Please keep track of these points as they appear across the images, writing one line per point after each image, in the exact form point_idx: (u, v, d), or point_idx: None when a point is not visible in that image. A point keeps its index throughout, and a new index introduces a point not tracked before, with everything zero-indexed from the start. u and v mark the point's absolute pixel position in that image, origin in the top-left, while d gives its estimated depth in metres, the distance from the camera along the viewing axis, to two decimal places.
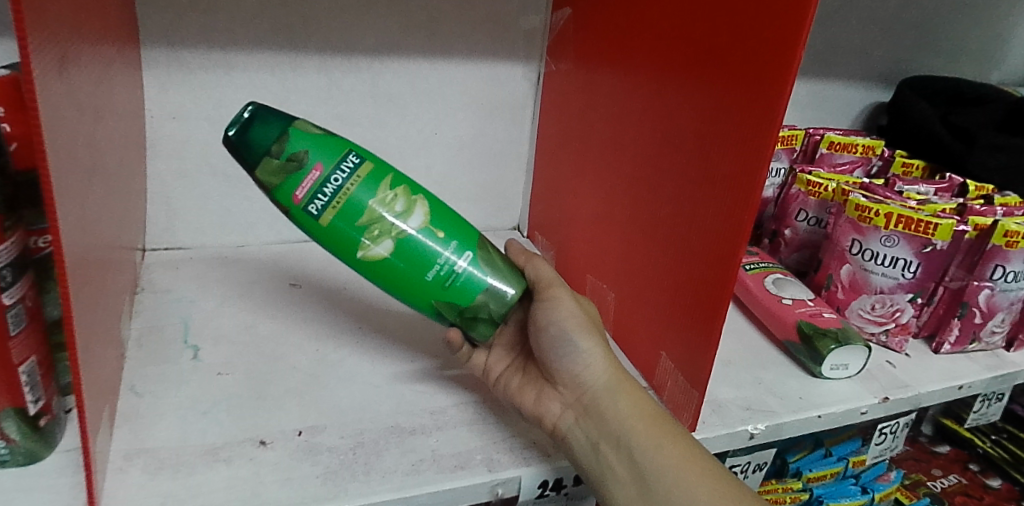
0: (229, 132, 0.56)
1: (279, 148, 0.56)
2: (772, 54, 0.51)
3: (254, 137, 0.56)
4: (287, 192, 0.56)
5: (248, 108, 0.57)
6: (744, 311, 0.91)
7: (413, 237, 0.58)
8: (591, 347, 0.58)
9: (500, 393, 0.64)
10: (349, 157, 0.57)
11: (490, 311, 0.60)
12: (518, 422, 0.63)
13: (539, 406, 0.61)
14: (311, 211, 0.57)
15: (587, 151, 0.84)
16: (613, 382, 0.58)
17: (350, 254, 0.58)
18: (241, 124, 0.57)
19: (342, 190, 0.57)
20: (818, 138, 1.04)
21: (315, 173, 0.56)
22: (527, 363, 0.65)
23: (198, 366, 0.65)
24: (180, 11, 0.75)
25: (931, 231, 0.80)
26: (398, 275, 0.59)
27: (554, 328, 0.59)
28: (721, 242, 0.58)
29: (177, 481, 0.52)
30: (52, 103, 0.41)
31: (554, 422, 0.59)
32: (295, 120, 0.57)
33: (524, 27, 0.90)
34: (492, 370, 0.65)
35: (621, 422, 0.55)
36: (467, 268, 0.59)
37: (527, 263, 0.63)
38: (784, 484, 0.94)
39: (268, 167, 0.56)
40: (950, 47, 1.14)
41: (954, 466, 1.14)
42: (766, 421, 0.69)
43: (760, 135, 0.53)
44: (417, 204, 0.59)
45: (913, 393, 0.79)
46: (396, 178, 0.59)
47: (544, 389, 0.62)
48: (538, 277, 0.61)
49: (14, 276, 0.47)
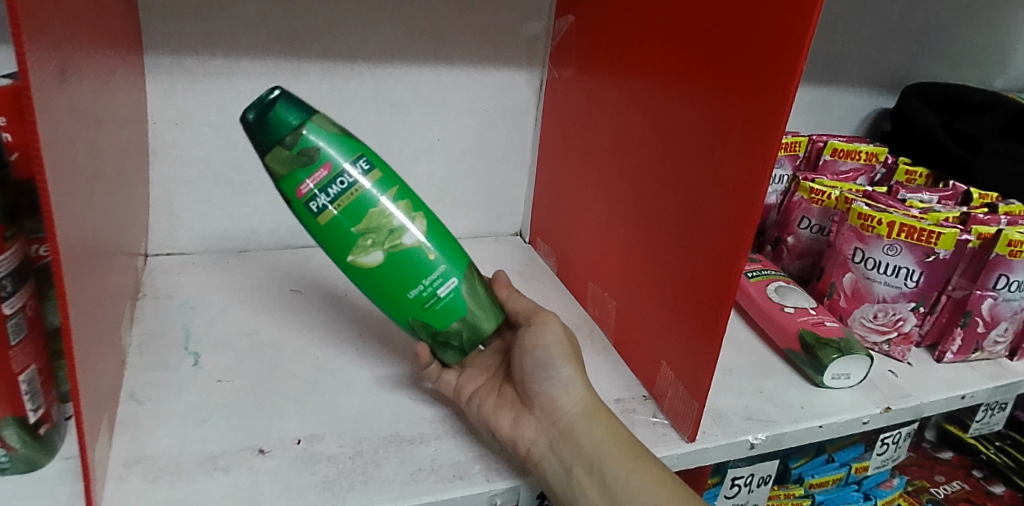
0: (247, 113, 0.55)
1: (293, 139, 0.55)
2: (775, 63, 0.51)
3: (272, 122, 0.55)
4: (292, 184, 0.56)
5: (275, 91, 0.55)
6: (746, 319, 0.91)
7: (406, 251, 0.59)
8: (570, 374, 0.59)
9: (473, 414, 0.61)
10: (359, 162, 0.58)
11: (461, 340, 0.62)
12: (492, 444, 0.60)
13: (513, 431, 0.58)
14: (312, 207, 0.57)
15: (589, 157, 0.83)
16: (590, 409, 0.58)
17: (341, 255, 0.59)
18: (261, 106, 0.55)
19: (348, 192, 0.57)
20: (821, 145, 1.04)
21: (324, 170, 0.56)
22: (502, 386, 0.63)
23: (199, 374, 0.65)
24: (184, 18, 0.75)
25: (934, 240, 0.80)
26: (384, 285, 0.59)
27: (539, 353, 0.59)
28: (723, 250, 0.57)
29: (175, 490, 0.52)
30: (52, 113, 0.41)
31: (528, 447, 0.57)
32: (315, 114, 0.57)
33: (527, 34, 0.90)
34: (464, 389, 0.63)
35: (597, 448, 0.56)
36: (449, 294, 0.60)
37: (508, 296, 0.66)
38: (786, 490, 0.94)
39: (279, 155, 0.56)
40: (955, 53, 1.14)
41: (958, 472, 1.13)
42: (767, 431, 0.69)
43: (764, 142, 0.52)
44: (416, 221, 0.59)
45: (915, 403, 0.78)
46: (402, 191, 0.59)
47: (518, 412, 0.60)
48: (517, 310, 0.64)
49: (14, 285, 0.47)
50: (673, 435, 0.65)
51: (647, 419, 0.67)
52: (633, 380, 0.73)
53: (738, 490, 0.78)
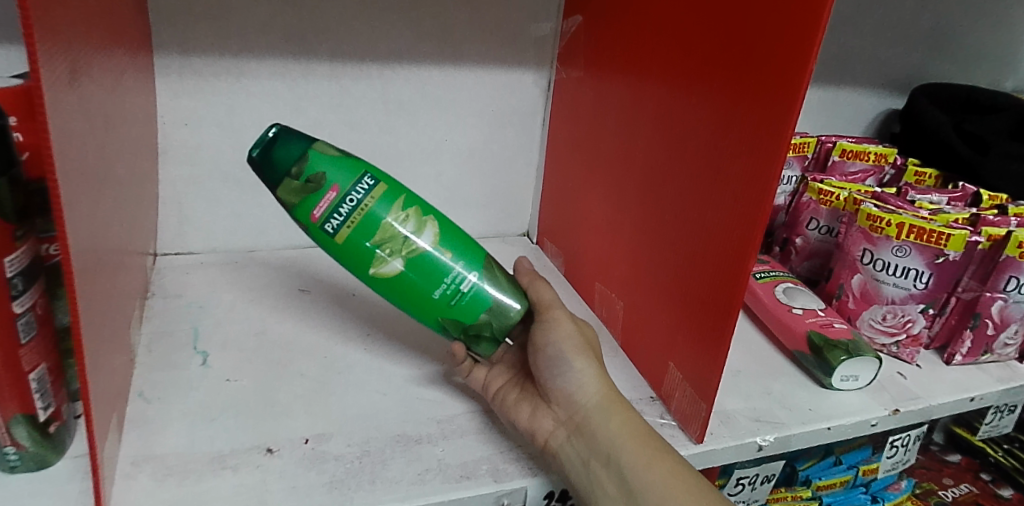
0: (253, 152, 0.59)
1: (299, 169, 0.58)
2: (784, 61, 0.51)
3: (276, 159, 0.58)
4: (305, 211, 0.58)
5: (272, 129, 0.59)
6: (753, 320, 0.91)
7: (423, 255, 0.60)
8: (583, 368, 0.59)
9: (496, 408, 0.63)
10: (365, 178, 0.59)
11: (493, 330, 0.62)
12: (514, 438, 0.61)
13: (532, 423, 0.60)
14: (328, 229, 0.59)
15: (596, 157, 0.83)
16: (606, 402, 0.58)
17: (363, 269, 0.60)
18: (263, 144, 0.59)
19: (357, 209, 0.58)
20: (829, 146, 1.03)
21: (332, 193, 0.58)
22: (525, 380, 0.64)
23: (208, 373, 0.66)
24: (193, 18, 0.75)
25: (944, 242, 0.79)
26: (408, 292, 0.60)
27: (551, 349, 0.60)
28: (732, 251, 0.57)
29: (184, 488, 0.52)
30: (63, 113, 0.42)
31: (546, 439, 0.58)
32: (316, 142, 0.59)
33: (535, 34, 0.90)
34: (491, 384, 0.64)
35: (612, 441, 0.56)
36: (473, 287, 0.61)
37: (530, 283, 0.64)
38: (793, 492, 0.93)
39: (288, 187, 0.58)
40: (965, 54, 1.13)
41: (966, 475, 1.12)
42: (775, 433, 0.68)
43: (773, 139, 0.52)
44: (427, 225, 0.60)
45: (924, 405, 0.78)
46: (409, 198, 0.60)
47: (538, 405, 0.61)
48: (539, 299, 0.62)
49: (25, 284, 0.47)
50: (680, 436, 0.65)
51: (655, 420, 0.67)
52: (640, 381, 0.73)
53: (742, 490, 0.78)
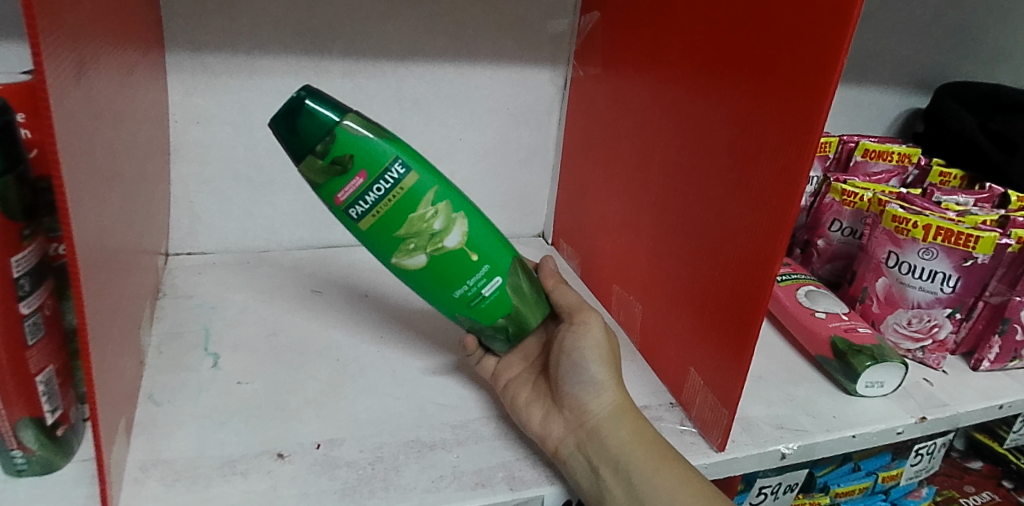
0: (277, 118, 0.55)
1: (324, 149, 0.55)
2: (810, 60, 0.49)
3: (301, 133, 0.55)
4: (329, 192, 0.57)
5: (300, 95, 0.55)
6: (775, 324, 0.88)
7: (447, 254, 0.59)
8: (604, 378, 0.58)
9: (506, 405, 0.62)
10: (394, 167, 0.56)
11: (508, 332, 0.63)
12: (528, 444, 0.60)
13: (543, 427, 0.58)
14: (352, 213, 0.57)
15: (614, 156, 0.82)
16: (619, 412, 0.57)
17: (384, 257, 0.60)
18: (290, 112, 0.55)
19: (383, 200, 0.57)
20: (852, 145, 1.01)
21: (358, 179, 0.56)
22: (538, 380, 0.63)
23: (218, 375, 0.65)
24: (206, 16, 0.74)
25: (972, 244, 0.77)
26: (427, 285, 0.61)
27: (575, 354, 0.59)
28: (755, 257, 0.56)
29: (193, 494, 0.51)
30: (70, 108, 0.41)
31: (556, 445, 0.56)
32: (344, 118, 0.55)
33: (552, 31, 0.89)
34: (502, 375, 0.65)
35: (623, 449, 0.55)
36: (493, 293, 0.61)
37: (554, 287, 0.66)
38: (812, 499, 0.89)
39: (313, 165, 0.56)
40: (992, 52, 1.10)
41: (987, 482, 1.08)
42: (799, 440, 0.66)
43: (800, 142, 0.50)
44: (456, 222, 0.59)
45: (951, 413, 0.75)
46: (440, 192, 0.58)
47: (550, 409, 0.60)
48: (564, 302, 0.64)
49: (32, 285, 0.46)
50: (701, 444, 0.63)
51: (674, 427, 0.65)
52: (659, 386, 0.71)
53: (764, 499, 0.77)
